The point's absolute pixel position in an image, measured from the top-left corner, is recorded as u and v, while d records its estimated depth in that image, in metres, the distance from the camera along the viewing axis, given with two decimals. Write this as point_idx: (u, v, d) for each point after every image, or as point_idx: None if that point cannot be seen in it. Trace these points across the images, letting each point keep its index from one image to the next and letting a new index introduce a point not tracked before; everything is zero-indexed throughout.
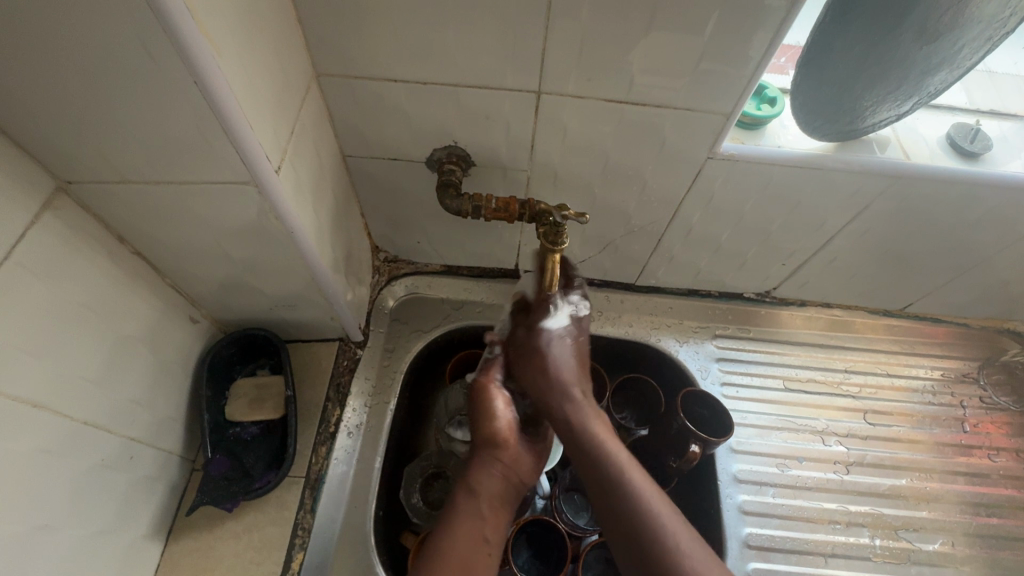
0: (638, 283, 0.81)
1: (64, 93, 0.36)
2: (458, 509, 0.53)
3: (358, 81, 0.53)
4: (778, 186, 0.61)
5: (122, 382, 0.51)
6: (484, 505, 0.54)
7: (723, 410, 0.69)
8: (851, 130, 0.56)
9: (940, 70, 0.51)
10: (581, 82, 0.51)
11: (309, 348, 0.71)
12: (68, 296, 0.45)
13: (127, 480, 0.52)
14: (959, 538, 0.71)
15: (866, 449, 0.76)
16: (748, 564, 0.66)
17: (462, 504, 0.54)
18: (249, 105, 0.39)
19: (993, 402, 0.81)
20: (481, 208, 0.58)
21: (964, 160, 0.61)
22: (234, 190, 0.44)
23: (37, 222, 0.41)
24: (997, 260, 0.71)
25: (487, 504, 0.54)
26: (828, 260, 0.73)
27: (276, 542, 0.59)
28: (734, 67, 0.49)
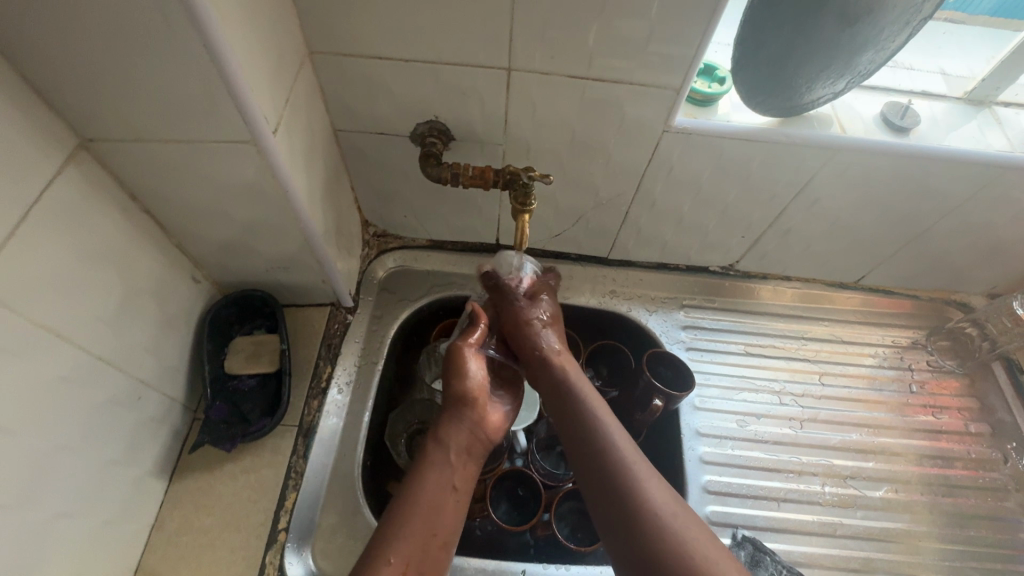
0: (610, 257, 0.87)
1: (90, 56, 0.41)
2: (434, 464, 0.56)
3: (348, 58, 0.59)
4: (730, 158, 0.67)
5: (131, 327, 0.56)
6: (463, 465, 0.58)
7: (686, 369, 0.75)
8: (790, 106, 0.63)
9: (865, 51, 0.57)
10: (546, 59, 0.57)
11: (302, 312, 0.77)
12: (87, 241, 0.50)
13: (135, 418, 0.58)
14: (904, 486, 0.77)
15: (820, 407, 0.82)
16: (707, 507, 0.72)
17: (436, 460, 0.57)
18: (249, 71, 0.45)
19: (940, 365, 0.87)
20: (459, 175, 0.64)
21: (895, 134, 0.67)
22: (235, 149, 0.50)
23: (60, 173, 0.47)
24: (936, 231, 0.77)
25: (460, 459, 0.58)
26: (783, 232, 0.80)
27: (270, 483, 0.64)
28: (679, 45, 0.55)
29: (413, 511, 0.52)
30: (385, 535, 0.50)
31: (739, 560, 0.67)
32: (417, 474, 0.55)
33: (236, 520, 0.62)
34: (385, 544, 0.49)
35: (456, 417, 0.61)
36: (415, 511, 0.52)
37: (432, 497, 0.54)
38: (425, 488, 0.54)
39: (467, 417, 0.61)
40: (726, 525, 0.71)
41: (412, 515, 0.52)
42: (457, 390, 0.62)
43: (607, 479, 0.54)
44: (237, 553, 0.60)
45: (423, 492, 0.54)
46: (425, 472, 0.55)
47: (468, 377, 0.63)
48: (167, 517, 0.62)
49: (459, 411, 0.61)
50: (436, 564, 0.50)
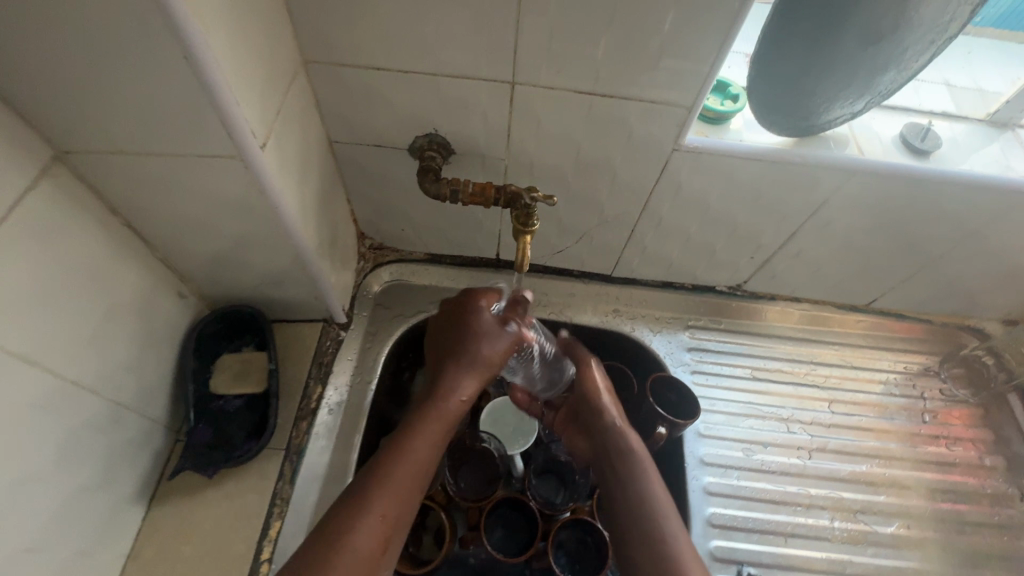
0: (614, 275, 0.84)
1: (65, 65, 0.39)
2: (417, 440, 0.54)
3: (344, 68, 0.56)
4: (742, 178, 0.65)
5: (110, 347, 0.53)
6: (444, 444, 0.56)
7: (692, 397, 0.72)
8: (807, 126, 0.60)
9: (888, 71, 0.54)
10: (552, 74, 0.55)
11: (293, 328, 0.74)
12: (63, 259, 0.47)
13: (112, 443, 0.55)
14: (916, 522, 0.73)
15: (829, 436, 0.79)
16: (711, 542, 0.69)
17: (418, 437, 0.54)
18: (236, 83, 0.42)
19: (953, 394, 0.84)
20: (458, 191, 0.61)
21: (914, 157, 0.64)
22: (221, 163, 0.47)
23: (33, 187, 0.44)
24: (953, 256, 0.74)
25: (440, 438, 0.56)
26: (794, 254, 0.77)
27: (254, 510, 0.61)
28: (693, 62, 0.52)
29: (384, 492, 0.50)
30: (346, 513, 0.48)
31: None
32: (395, 450, 0.53)
33: (217, 550, 0.59)
34: (347, 526, 0.47)
35: (451, 387, 0.58)
36: (386, 491, 0.50)
37: (404, 480, 0.51)
38: (400, 470, 0.52)
39: (462, 394, 0.59)
40: (730, 561, 0.68)
41: (382, 494, 0.50)
42: (466, 357, 0.59)
43: (632, 521, 0.58)
44: None
45: (398, 474, 0.51)
46: (404, 450, 0.53)
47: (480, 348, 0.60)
48: (144, 546, 0.59)
49: (458, 381, 0.59)
50: (387, 556, 0.48)
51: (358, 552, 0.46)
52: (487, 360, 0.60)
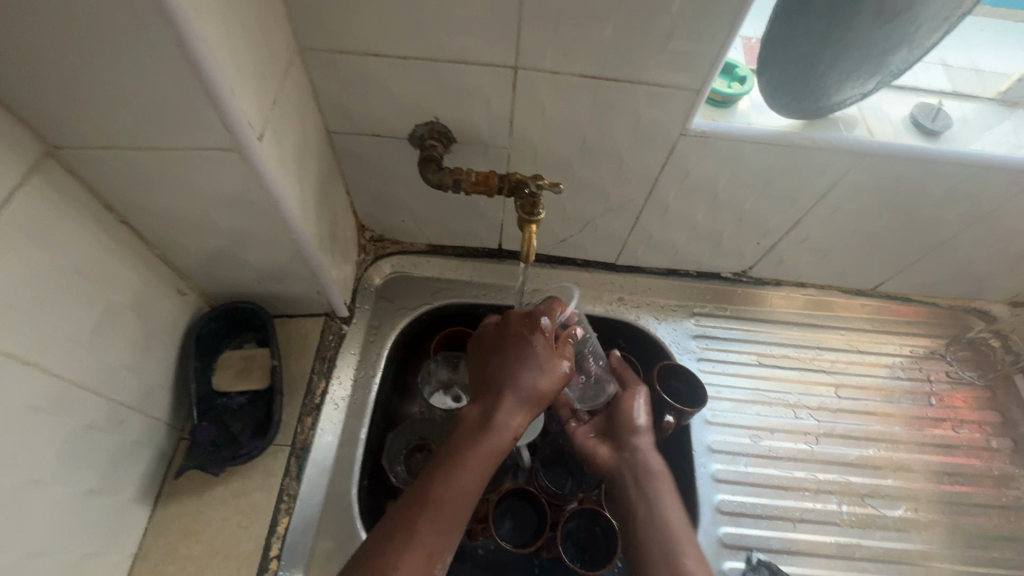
0: (618, 263, 0.83)
1: (51, 57, 0.37)
2: (461, 473, 0.51)
3: (341, 55, 0.54)
4: (749, 163, 0.63)
5: (110, 347, 0.52)
6: (474, 478, 0.51)
7: (699, 385, 0.72)
8: (816, 108, 0.59)
9: (900, 49, 0.53)
10: (556, 57, 0.53)
11: (295, 323, 0.73)
12: (58, 257, 0.46)
13: (115, 444, 0.54)
14: (923, 505, 0.74)
15: (836, 421, 0.79)
16: (720, 529, 0.69)
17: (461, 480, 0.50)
18: (231, 72, 0.41)
19: (959, 377, 0.84)
20: (461, 181, 0.60)
21: (925, 138, 0.63)
22: (218, 155, 0.45)
23: (24, 184, 0.42)
24: (962, 238, 0.73)
25: (485, 470, 0.52)
26: (801, 239, 0.76)
27: (262, 507, 0.61)
28: (702, 45, 0.51)
29: (425, 530, 0.47)
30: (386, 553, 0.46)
31: None
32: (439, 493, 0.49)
33: (225, 548, 0.58)
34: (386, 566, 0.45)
35: (501, 420, 0.54)
36: (430, 529, 0.47)
37: (450, 517, 0.48)
38: (443, 509, 0.48)
39: (513, 423, 0.54)
40: (740, 547, 0.68)
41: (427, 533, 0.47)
42: (517, 382, 0.55)
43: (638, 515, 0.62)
44: None
45: (441, 509, 0.48)
46: (450, 491, 0.50)
47: (535, 377, 0.55)
48: (152, 545, 0.58)
49: (506, 410, 0.54)
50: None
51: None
52: (539, 390, 0.55)
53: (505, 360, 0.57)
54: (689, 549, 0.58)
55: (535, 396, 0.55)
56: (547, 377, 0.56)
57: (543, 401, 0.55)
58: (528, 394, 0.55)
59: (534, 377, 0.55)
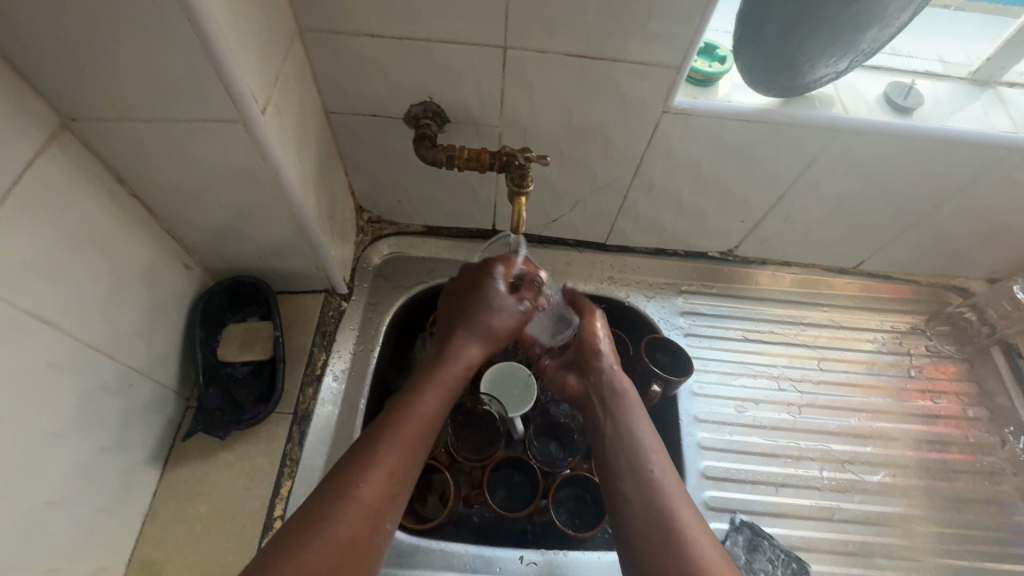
0: (608, 243, 0.86)
1: (68, 32, 0.40)
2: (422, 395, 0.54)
3: (338, 36, 0.57)
4: (730, 140, 0.66)
5: (121, 313, 0.55)
6: (436, 401, 0.55)
7: (684, 355, 0.75)
8: (792, 86, 0.62)
9: (869, 28, 0.55)
10: (543, 37, 0.56)
11: (296, 299, 0.76)
12: (73, 225, 0.49)
13: (125, 406, 0.57)
14: (902, 470, 0.77)
15: (818, 392, 0.82)
16: (705, 493, 0.72)
17: (423, 409, 0.53)
18: (236, 46, 0.44)
19: (939, 350, 0.87)
20: (455, 157, 0.63)
21: (898, 115, 0.66)
22: (223, 127, 0.48)
23: (42, 154, 0.45)
24: (937, 214, 0.76)
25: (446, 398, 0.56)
26: (783, 216, 0.79)
27: (265, 470, 0.64)
28: (680, 24, 0.54)
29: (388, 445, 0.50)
30: (348, 472, 0.48)
31: (739, 545, 0.67)
32: (403, 417, 0.52)
33: (230, 509, 0.61)
34: (348, 485, 0.47)
35: (457, 352, 0.59)
36: (390, 448, 0.50)
37: (412, 437, 0.51)
38: (406, 433, 0.51)
39: (469, 352, 0.59)
40: (724, 509, 0.71)
41: (390, 452, 0.49)
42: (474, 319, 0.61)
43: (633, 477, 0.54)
44: (232, 541, 0.60)
45: (404, 430, 0.51)
46: (413, 416, 0.53)
47: (490, 318, 0.61)
48: (161, 505, 0.61)
49: (461, 343, 0.59)
50: (387, 523, 0.47)
51: (364, 505, 0.46)
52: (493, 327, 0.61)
53: (462, 302, 0.63)
54: (675, 492, 0.53)
55: (489, 332, 0.60)
56: (500, 316, 0.61)
57: (497, 336, 0.61)
58: (482, 330, 0.60)
59: (490, 316, 0.61)
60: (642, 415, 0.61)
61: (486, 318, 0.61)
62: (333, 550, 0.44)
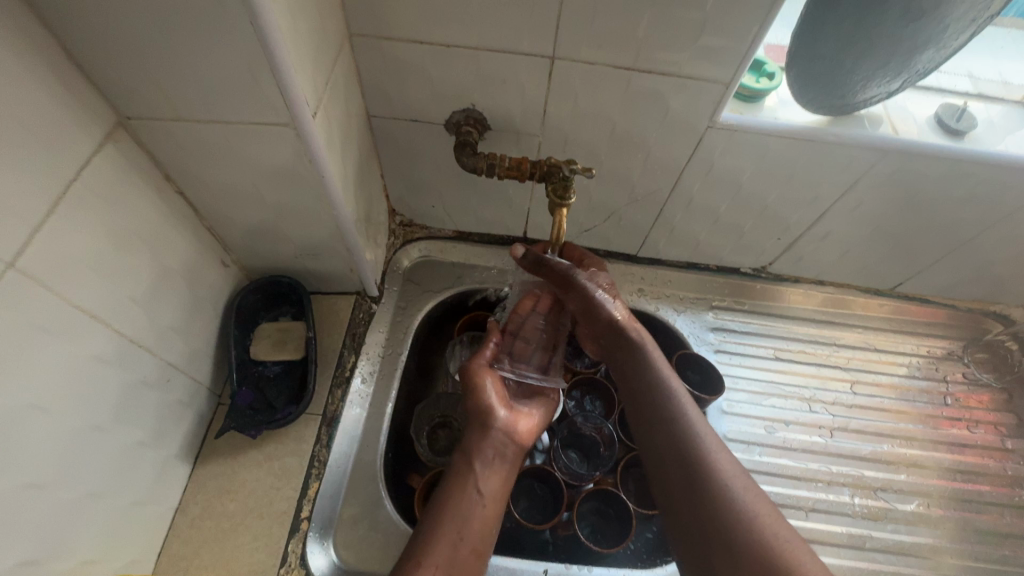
0: (639, 255, 0.85)
1: (134, 33, 0.40)
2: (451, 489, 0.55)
3: (387, 42, 0.57)
4: (774, 156, 0.65)
5: (163, 309, 0.56)
6: (466, 486, 0.55)
7: (716, 374, 0.74)
8: (841, 104, 0.60)
9: (927, 49, 0.54)
10: (593, 48, 0.55)
11: (328, 300, 0.76)
12: (124, 221, 0.49)
13: (163, 401, 0.57)
14: (935, 501, 0.75)
15: (850, 416, 0.80)
16: None
17: (468, 494, 0.55)
18: (294, 51, 0.44)
19: (976, 378, 0.85)
20: (495, 165, 0.63)
21: (949, 138, 0.64)
22: (274, 130, 0.49)
23: (100, 151, 0.46)
24: (983, 240, 0.74)
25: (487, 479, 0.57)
26: (822, 235, 0.77)
27: (294, 471, 0.64)
28: (733, 40, 0.53)
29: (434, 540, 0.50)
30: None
31: None
32: (446, 504, 0.54)
33: (259, 507, 0.62)
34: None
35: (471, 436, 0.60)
36: (440, 538, 0.51)
37: (461, 524, 0.52)
38: (453, 521, 0.52)
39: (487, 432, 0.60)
40: None
41: (437, 542, 0.50)
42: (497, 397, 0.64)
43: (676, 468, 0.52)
44: (260, 540, 0.60)
45: (448, 516, 0.52)
46: (456, 501, 0.54)
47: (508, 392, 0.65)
48: (191, 501, 0.61)
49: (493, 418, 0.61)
50: None
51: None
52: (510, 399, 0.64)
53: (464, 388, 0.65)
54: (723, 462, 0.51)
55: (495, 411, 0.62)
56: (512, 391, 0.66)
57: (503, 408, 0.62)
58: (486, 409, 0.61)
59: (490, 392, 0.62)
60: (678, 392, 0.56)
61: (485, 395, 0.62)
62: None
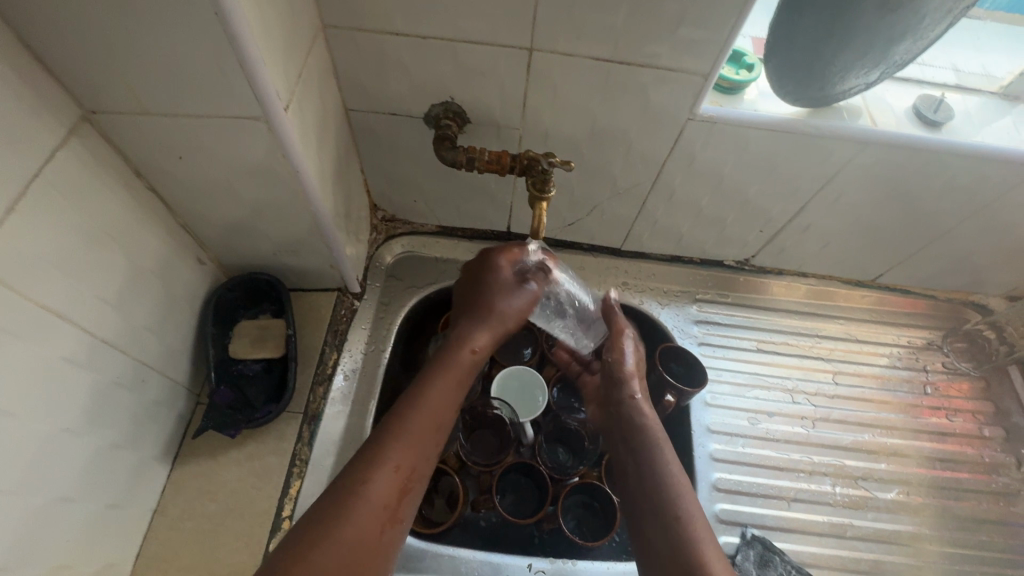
0: (623, 248, 0.85)
1: (94, 25, 0.39)
2: (431, 389, 0.53)
3: (362, 34, 0.56)
4: (755, 149, 0.65)
5: (136, 309, 0.55)
6: (443, 387, 0.54)
7: (699, 366, 0.74)
8: (820, 97, 0.61)
9: (903, 41, 0.54)
10: (570, 40, 0.55)
11: (309, 297, 0.75)
12: (91, 218, 0.48)
13: (138, 402, 0.56)
14: (915, 489, 0.76)
15: (833, 407, 0.81)
16: (716, 505, 0.71)
17: (445, 396, 0.54)
18: (262, 44, 0.43)
19: (956, 367, 0.86)
20: (474, 159, 0.62)
21: (927, 129, 0.65)
22: (246, 125, 0.48)
23: (63, 146, 0.45)
24: (960, 231, 0.75)
25: (455, 388, 0.55)
26: (804, 227, 0.78)
27: (275, 470, 0.63)
28: (710, 32, 0.53)
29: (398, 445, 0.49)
30: (356, 468, 0.47)
31: (750, 560, 0.67)
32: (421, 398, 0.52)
33: (239, 507, 0.61)
34: (358, 481, 0.46)
35: (465, 339, 0.58)
36: (401, 446, 0.49)
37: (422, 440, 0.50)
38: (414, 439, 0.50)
39: (479, 339, 0.59)
40: (735, 523, 0.70)
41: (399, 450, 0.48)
42: (484, 308, 0.61)
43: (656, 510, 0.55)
44: (241, 540, 0.59)
45: (410, 425, 0.50)
46: (432, 399, 0.53)
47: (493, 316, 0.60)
48: (170, 502, 0.61)
49: (472, 331, 0.59)
50: (398, 522, 0.47)
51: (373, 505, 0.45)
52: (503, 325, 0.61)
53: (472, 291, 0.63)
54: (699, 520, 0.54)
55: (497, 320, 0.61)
56: (510, 305, 0.61)
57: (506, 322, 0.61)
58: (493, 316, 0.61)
59: (500, 302, 0.61)
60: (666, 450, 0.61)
61: (492, 303, 0.61)
62: (345, 546, 0.43)
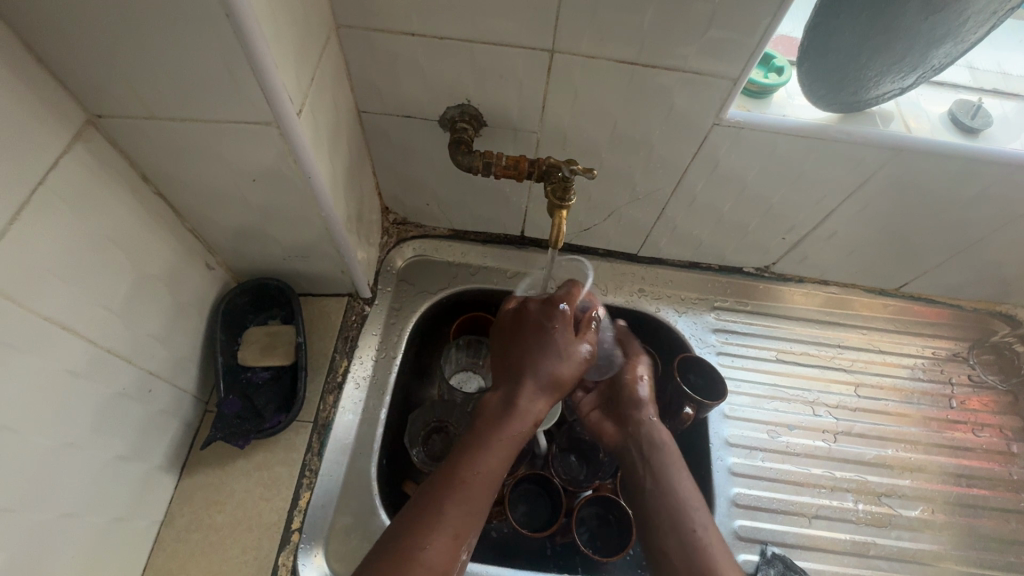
0: (640, 254, 0.83)
1: (100, 27, 0.37)
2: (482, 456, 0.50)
3: (377, 34, 0.54)
4: (782, 155, 0.62)
5: (144, 317, 0.53)
6: (498, 448, 0.51)
7: (717, 378, 0.71)
8: (852, 102, 0.58)
9: (943, 43, 0.52)
10: (594, 41, 0.52)
11: (319, 302, 0.73)
12: (98, 225, 0.47)
13: (145, 411, 0.55)
14: (939, 506, 0.73)
15: (854, 420, 0.78)
16: (735, 522, 0.69)
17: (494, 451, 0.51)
18: (275, 46, 0.41)
19: (982, 380, 0.83)
20: (491, 164, 0.60)
21: (964, 136, 0.62)
22: (257, 130, 0.46)
23: (69, 152, 0.43)
24: (992, 241, 0.73)
25: (507, 456, 0.52)
26: (828, 235, 0.75)
27: (284, 481, 0.62)
28: (741, 34, 0.50)
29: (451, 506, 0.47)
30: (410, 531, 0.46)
31: None
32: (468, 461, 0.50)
33: (247, 519, 0.60)
34: (413, 547, 0.45)
35: (524, 407, 0.54)
36: (454, 509, 0.47)
37: (478, 501, 0.49)
38: (471, 482, 0.49)
39: (538, 405, 0.54)
40: (754, 540, 0.68)
41: (454, 512, 0.47)
42: (537, 370, 0.55)
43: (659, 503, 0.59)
44: (249, 553, 0.58)
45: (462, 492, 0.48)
46: (479, 460, 0.50)
47: (556, 364, 0.56)
48: (177, 513, 0.59)
49: (529, 397, 0.54)
50: None
51: (431, 570, 0.44)
52: (560, 376, 0.55)
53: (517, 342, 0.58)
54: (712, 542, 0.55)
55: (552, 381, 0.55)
56: (567, 364, 0.56)
57: (561, 386, 0.56)
58: (548, 381, 0.55)
59: (555, 363, 0.56)
60: (681, 468, 0.62)
61: (550, 364, 0.55)
62: None
